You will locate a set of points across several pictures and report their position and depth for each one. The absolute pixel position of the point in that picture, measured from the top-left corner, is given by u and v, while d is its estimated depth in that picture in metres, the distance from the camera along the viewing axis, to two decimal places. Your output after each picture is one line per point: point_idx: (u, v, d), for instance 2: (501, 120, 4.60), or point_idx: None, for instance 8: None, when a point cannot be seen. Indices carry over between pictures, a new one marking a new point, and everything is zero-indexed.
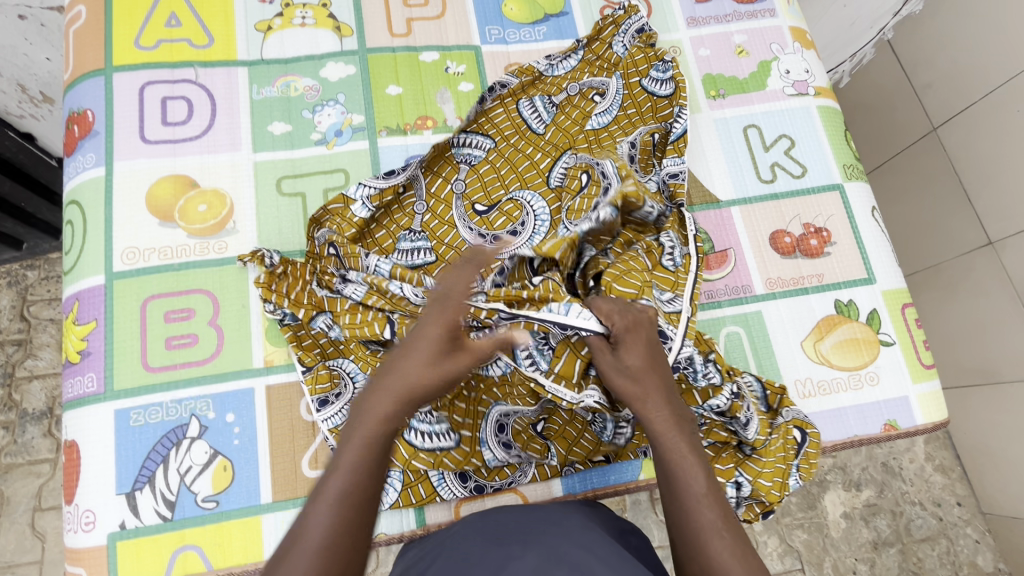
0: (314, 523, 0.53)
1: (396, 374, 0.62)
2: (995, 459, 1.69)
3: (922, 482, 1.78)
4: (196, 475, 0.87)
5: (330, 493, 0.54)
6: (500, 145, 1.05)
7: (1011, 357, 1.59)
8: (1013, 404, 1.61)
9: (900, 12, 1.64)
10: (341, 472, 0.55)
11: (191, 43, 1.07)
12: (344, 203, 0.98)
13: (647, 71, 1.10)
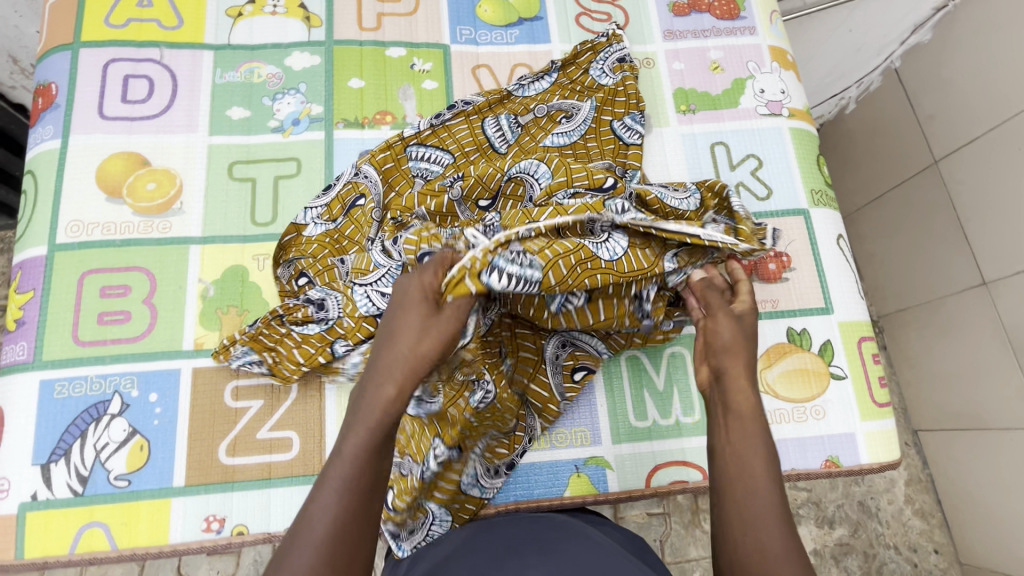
0: (321, 507, 0.53)
1: (381, 369, 0.62)
2: (976, 508, 1.61)
3: (899, 525, 1.70)
4: (112, 452, 0.87)
5: (338, 477, 0.55)
6: (460, 162, 1.03)
7: (999, 403, 1.52)
8: (999, 453, 1.53)
9: (907, 41, 1.61)
10: (351, 452, 0.56)
11: (160, 24, 1.08)
12: (295, 232, 0.97)
13: (620, 113, 1.09)
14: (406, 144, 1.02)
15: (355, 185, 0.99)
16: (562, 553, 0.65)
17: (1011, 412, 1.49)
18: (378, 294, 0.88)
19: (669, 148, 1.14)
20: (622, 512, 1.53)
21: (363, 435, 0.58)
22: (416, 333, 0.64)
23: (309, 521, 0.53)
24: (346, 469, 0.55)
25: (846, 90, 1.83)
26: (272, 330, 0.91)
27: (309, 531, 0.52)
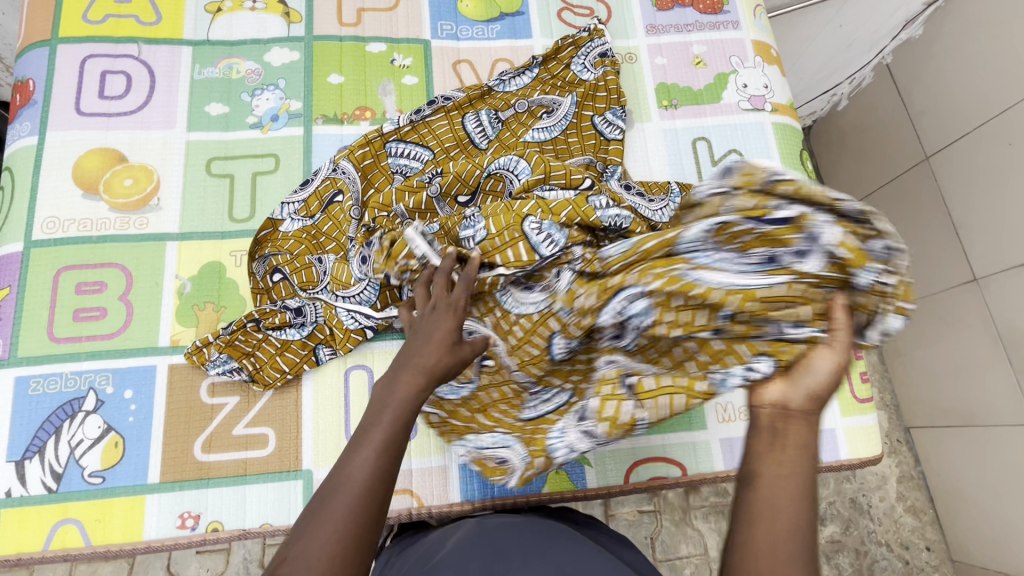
0: (357, 466, 0.51)
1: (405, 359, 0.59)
2: (967, 506, 1.59)
3: (891, 522, 1.68)
4: (86, 449, 0.87)
5: (372, 444, 0.52)
6: (439, 158, 1.03)
7: (991, 399, 1.50)
8: (990, 451, 1.51)
9: (899, 36, 1.60)
10: (383, 425, 0.54)
11: (139, 19, 1.08)
12: (270, 226, 0.98)
13: (602, 108, 1.08)
14: (385, 140, 1.02)
15: (332, 181, 0.99)
16: (547, 556, 0.65)
17: (1002, 408, 1.47)
18: (362, 312, 0.92)
19: (649, 138, 1.13)
20: (612, 509, 1.51)
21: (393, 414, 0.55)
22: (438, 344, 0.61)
23: (336, 481, 0.50)
24: (378, 438, 0.53)
25: (838, 86, 1.80)
26: (249, 335, 0.93)
27: (339, 490, 0.49)
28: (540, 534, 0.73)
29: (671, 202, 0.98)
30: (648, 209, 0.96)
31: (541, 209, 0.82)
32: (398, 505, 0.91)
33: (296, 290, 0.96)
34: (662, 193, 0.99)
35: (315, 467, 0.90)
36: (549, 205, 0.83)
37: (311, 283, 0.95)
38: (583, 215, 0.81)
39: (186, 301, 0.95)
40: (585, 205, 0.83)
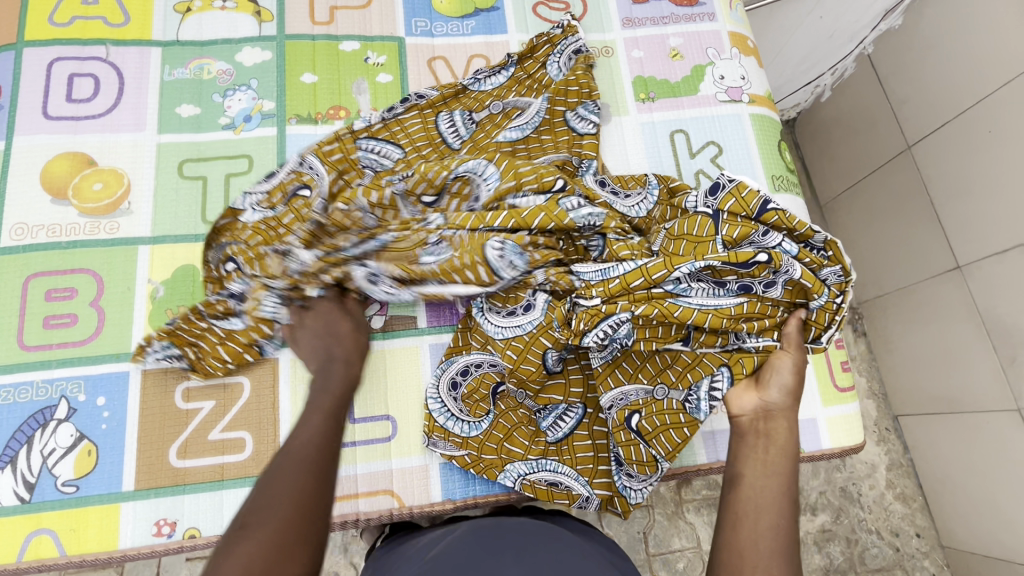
0: (303, 432, 0.65)
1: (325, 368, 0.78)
2: (956, 492, 1.59)
3: (881, 510, 1.69)
4: (59, 457, 0.86)
5: (314, 418, 0.67)
6: (410, 156, 1.01)
7: (977, 386, 1.51)
8: (976, 437, 1.52)
9: (878, 27, 1.59)
10: (323, 404, 0.70)
11: (106, 21, 1.06)
12: (230, 215, 0.95)
13: (573, 102, 1.06)
14: (355, 136, 1.00)
15: (272, 179, 0.97)
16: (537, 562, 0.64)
17: (987, 394, 1.48)
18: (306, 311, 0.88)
19: (616, 125, 1.13)
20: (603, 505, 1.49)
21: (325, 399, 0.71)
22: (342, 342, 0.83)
23: (290, 446, 0.63)
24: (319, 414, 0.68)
25: (820, 76, 1.80)
26: (193, 324, 0.90)
27: (292, 449, 0.62)
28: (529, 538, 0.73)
29: (650, 195, 0.95)
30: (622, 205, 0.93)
31: (513, 220, 0.84)
32: (378, 507, 0.90)
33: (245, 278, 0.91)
34: (638, 186, 0.96)
35: None
36: (520, 213, 0.85)
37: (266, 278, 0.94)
38: (557, 220, 0.84)
39: (159, 304, 0.94)
40: (557, 209, 0.84)
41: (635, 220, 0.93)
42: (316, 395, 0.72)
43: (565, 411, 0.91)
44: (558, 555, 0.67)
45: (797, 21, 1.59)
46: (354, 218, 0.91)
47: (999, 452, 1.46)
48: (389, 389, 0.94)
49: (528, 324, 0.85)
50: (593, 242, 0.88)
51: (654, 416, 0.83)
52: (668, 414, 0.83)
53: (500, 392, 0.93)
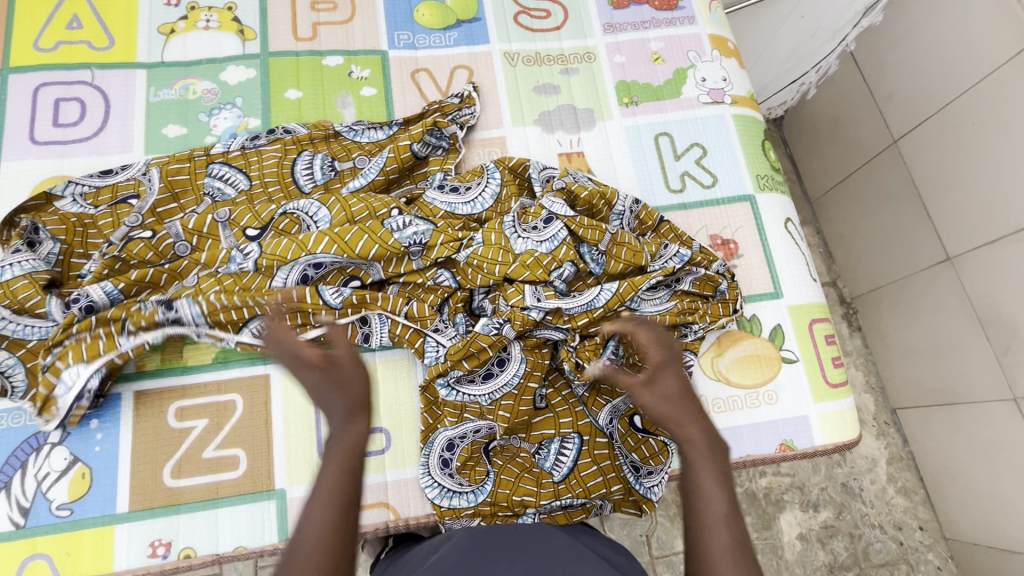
0: (311, 525, 0.57)
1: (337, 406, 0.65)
2: (958, 483, 1.58)
3: (883, 503, 1.65)
4: (53, 481, 0.85)
5: (321, 502, 0.59)
6: (255, 191, 0.99)
7: (974, 375, 1.50)
8: (974, 425, 1.52)
9: (860, 23, 1.59)
10: (329, 478, 0.60)
11: (90, 45, 1.07)
12: (47, 199, 0.96)
13: (419, 134, 1.02)
14: (210, 161, 1.00)
15: (137, 183, 0.98)
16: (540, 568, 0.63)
17: (984, 382, 1.48)
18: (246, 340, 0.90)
19: (565, 118, 1.14)
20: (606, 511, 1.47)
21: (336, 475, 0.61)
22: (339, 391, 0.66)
23: (298, 541, 0.57)
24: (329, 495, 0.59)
25: (805, 75, 1.78)
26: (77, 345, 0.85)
27: (298, 550, 0.56)
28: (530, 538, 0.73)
29: (491, 180, 0.99)
30: (541, 240, 0.92)
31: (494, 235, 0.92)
32: (373, 520, 0.90)
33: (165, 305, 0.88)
34: (476, 177, 1.00)
35: (288, 486, 0.89)
36: (342, 237, 0.90)
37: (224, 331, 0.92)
38: (381, 242, 0.90)
39: None
40: (502, 237, 0.92)
41: (479, 214, 0.97)
42: (321, 478, 0.61)
43: (563, 445, 0.91)
44: (561, 559, 0.66)
45: (777, 22, 1.58)
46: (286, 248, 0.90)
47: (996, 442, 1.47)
48: (381, 400, 0.94)
49: (513, 376, 0.90)
50: (443, 275, 0.93)
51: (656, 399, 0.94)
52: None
53: (491, 450, 0.92)
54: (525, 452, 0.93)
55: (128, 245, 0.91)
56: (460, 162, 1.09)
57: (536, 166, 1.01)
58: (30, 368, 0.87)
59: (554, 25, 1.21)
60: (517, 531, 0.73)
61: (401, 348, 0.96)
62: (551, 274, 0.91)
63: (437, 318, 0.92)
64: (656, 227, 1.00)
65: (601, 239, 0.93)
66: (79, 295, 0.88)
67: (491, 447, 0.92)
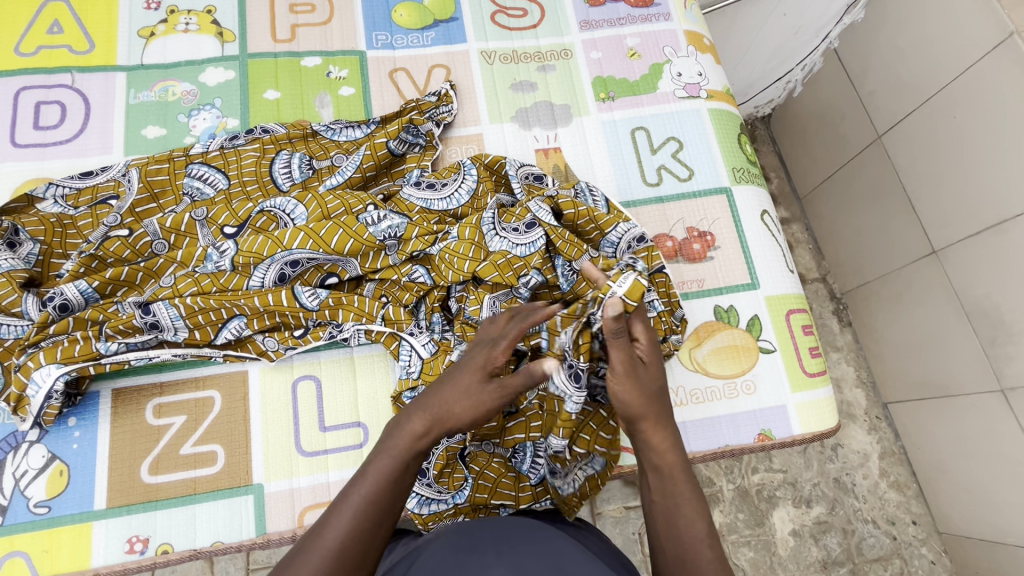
0: (336, 523, 0.56)
1: (428, 406, 0.63)
2: (950, 478, 1.53)
3: (876, 498, 1.62)
4: (31, 479, 0.86)
5: (350, 508, 0.57)
6: (234, 190, 1.00)
7: (961, 369, 1.46)
8: (964, 421, 1.47)
9: (843, 20, 1.57)
10: (371, 481, 0.58)
11: (71, 49, 1.09)
12: (28, 201, 0.97)
13: (395, 130, 1.03)
14: (188, 161, 1.01)
15: (117, 184, 0.99)
16: (521, 555, 0.63)
17: (972, 376, 1.43)
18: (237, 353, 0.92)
19: (543, 115, 1.15)
20: (597, 507, 1.46)
21: (385, 466, 0.59)
22: (462, 390, 0.63)
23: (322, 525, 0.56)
24: (360, 505, 0.57)
25: (790, 72, 1.78)
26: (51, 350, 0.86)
27: (317, 545, 0.55)
28: (523, 524, 0.74)
29: (468, 176, 0.99)
30: (518, 242, 0.91)
31: (468, 229, 0.92)
32: None
33: (142, 309, 0.88)
34: (453, 173, 1.00)
35: (266, 481, 0.90)
36: (319, 233, 0.91)
37: (206, 342, 0.91)
38: (356, 237, 0.91)
39: None
40: (477, 232, 0.91)
41: (455, 210, 0.98)
42: (375, 462, 0.60)
43: (536, 450, 0.91)
44: (538, 543, 0.67)
45: (759, 20, 1.58)
46: (262, 246, 0.90)
47: (985, 438, 1.42)
48: (359, 395, 0.95)
49: None
50: (418, 271, 0.94)
51: (586, 430, 0.86)
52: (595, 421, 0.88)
53: (468, 456, 0.93)
54: (500, 457, 0.93)
55: (104, 243, 0.92)
56: (437, 159, 1.10)
57: (514, 164, 1.01)
58: (6, 367, 0.88)
59: (531, 23, 1.22)
60: (489, 522, 0.73)
61: (378, 344, 0.96)
62: (518, 280, 0.89)
63: (413, 322, 0.93)
64: (653, 273, 0.96)
65: (580, 258, 0.90)
66: (54, 294, 0.89)
67: (466, 452, 0.94)
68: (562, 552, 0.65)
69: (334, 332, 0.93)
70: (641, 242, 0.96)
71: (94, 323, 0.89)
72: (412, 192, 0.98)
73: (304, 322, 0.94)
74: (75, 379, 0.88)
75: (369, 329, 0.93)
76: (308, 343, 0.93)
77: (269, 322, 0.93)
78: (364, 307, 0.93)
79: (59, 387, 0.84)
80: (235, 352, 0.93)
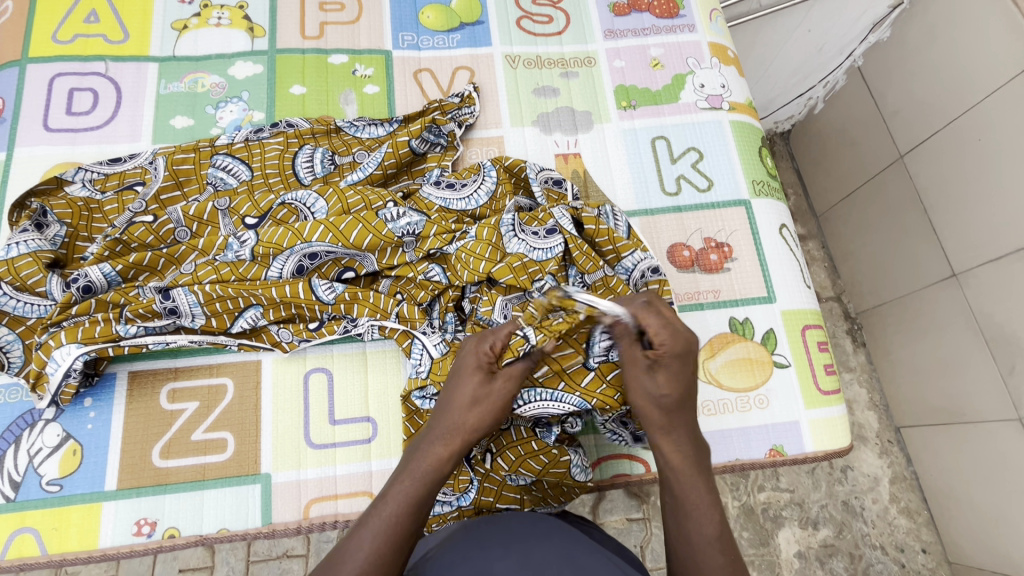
0: (361, 541, 0.60)
1: (439, 428, 0.70)
2: (962, 506, 1.49)
3: (885, 524, 1.58)
4: (44, 457, 0.87)
5: (374, 527, 0.61)
6: (256, 181, 1.01)
7: (978, 395, 1.43)
8: (979, 448, 1.44)
9: (868, 38, 1.57)
10: (396, 500, 0.64)
11: (106, 38, 1.11)
12: (57, 184, 0.98)
13: (417, 130, 1.04)
14: (214, 151, 1.02)
15: (144, 171, 1.01)
16: (531, 550, 0.63)
17: (990, 403, 1.40)
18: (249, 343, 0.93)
19: (564, 120, 1.16)
20: (600, 517, 1.44)
21: (410, 483, 0.66)
22: (467, 402, 0.71)
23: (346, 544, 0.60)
24: (385, 521, 0.62)
25: (812, 89, 1.77)
26: (72, 330, 0.87)
27: (344, 561, 0.59)
28: (531, 516, 0.74)
29: (487, 178, 1.00)
30: (536, 246, 0.90)
31: (487, 229, 0.92)
32: (358, 508, 0.90)
33: (162, 294, 0.90)
34: (473, 174, 1.00)
35: (274, 471, 0.90)
36: (339, 227, 0.92)
37: (221, 330, 0.92)
38: (375, 232, 0.92)
39: None
40: (495, 233, 0.92)
41: (473, 210, 0.98)
42: (395, 483, 0.66)
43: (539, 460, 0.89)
44: (548, 539, 0.66)
45: (784, 36, 1.58)
46: (281, 237, 0.91)
47: (1003, 467, 1.38)
48: (369, 389, 0.95)
49: None
50: (433, 269, 0.94)
51: (510, 451, 0.88)
52: (518, 445, 0.89)
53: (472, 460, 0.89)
54: None
55: (129, 229, 0.94)
56: (457, 159, 1.11)
57: (534, 168, 1.01)
58: (27, 345, 0.90)
59: (556, 29, 1.23)
60: (498, 514, 0.73)
61: (391, 340, 0.97)
62: (532, 284, 0.89)
63: (426, 321, 0.93)
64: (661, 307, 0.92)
65: (594, 272, 0.91)
66: (78, 275, 0.90)
67: (472, 455, 0.89)
68: (572, 547, 0.65)
69: (345, 327, 0.93)
70: (655, 274, 0.94)
71: (115, 306, 0.90)
72: (433, 190, 0.99)
73: (319, 315, 0.94)
74: (93, 359, 0.89)
75: (382, 325, 0.93)
76: (322, 336, 0.94)
77: (285, 313, 0.93)
78: (374, 305, 0.93)
79: (78, 367, 0.86)
80: (249, 341, 0.94)
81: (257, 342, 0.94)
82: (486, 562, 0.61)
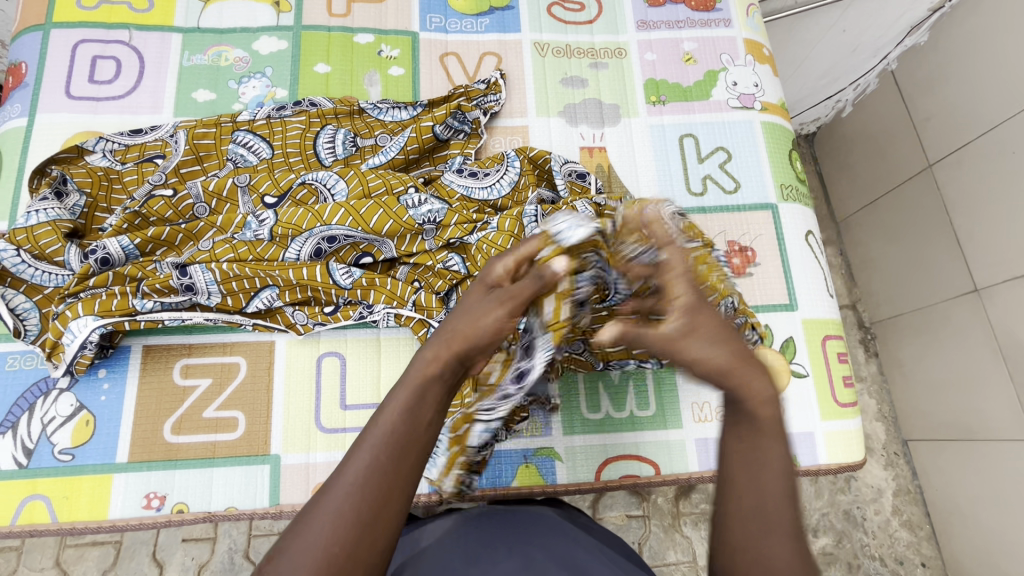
0: (355, 466, 0.49)
1: (447, 330, 0.57)
2: (967, 524, 1.47)
3: (886, 536, 1.56)
4: (58, 426, 0.87)
5: (375, 440, 0.50)
6: (276, 160, 1.00)
7: (992, 413, 1.40)
8: (989, 466, 1.41)
9: (904, 42, 1.51)
10: (390, 414, 0.51)
11: (131, 6, 1.09)
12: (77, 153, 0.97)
13: (442, 116, 1.03)
14: (235, 127, 1.01)
15: (164, 144, 0.99)
16: (533, 554, 0.61)
17: (1004, 421, 1.37)
18: (265, 325, 0.93)
19: (590, 112, 1.13)
20: (601, 513, 1.44)
21: (408, 393, 0.53)
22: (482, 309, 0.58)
23: (342, 471, 0.49)
24: (386, 431, 0.50)
25: (841, 91, 1.71)
26: (90, 300, 0.87)
27: (338, 489, 0.48)
28: (534, 517, 0.72)
29: (510, 168, 0.98)
30: None
31: (509, 223, 0.90)
32: None
33: (179, 271, 0.88)
34: (497, 164, 0.99)
35: (283, 453, 0.90)
36: (359, 210, 0.91)
37: (236, 309, 0.92)
38: (396, 218, 0.91)
39: None
40: (516, 227, 0.90)
41: (495, 201, 0.97)
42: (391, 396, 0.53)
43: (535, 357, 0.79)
44: (549, 542, 0.65)
45: (817, 37, 1.52)
46: (299, 217, 0.90)
47: (1012, 486, 1.35)
48: (382, 376, 0.94)
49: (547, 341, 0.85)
50: (452, 260, 0.93)
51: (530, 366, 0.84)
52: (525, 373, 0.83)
53: None
54: None
55: (148, 202, 0.93)
56: (481, 147, 1.08)
57: (559, 160, 0.99)
58: (44, 314, 0.89)
59: (587, 18, 1.20)
60: (503, 514, 0.72)
61: (406, 329, 0.96)
62: None
63: (443, 312, 0.92)
64: None
65: None
66: (96, 247, 0.89)
67: None
68: (576, 551, 0.63)
69: (361, 312, 0.93)
70: None
71: (132, 280, 0.89)
72: (454, 178, 0.98)
73: (334, 300, 0.94)
74: (109, 332, 0.89)
75: (396, 314, 0.92)
76: (337, 321, 0.93)
77: (301, 296, 0.93)
78: (389, 293, 0.92)
79: (93, 339, 0.86)
80: (263, 321, 0.93)
81: (270, 325, 0.94)
82: (490, 565, 0.60)
